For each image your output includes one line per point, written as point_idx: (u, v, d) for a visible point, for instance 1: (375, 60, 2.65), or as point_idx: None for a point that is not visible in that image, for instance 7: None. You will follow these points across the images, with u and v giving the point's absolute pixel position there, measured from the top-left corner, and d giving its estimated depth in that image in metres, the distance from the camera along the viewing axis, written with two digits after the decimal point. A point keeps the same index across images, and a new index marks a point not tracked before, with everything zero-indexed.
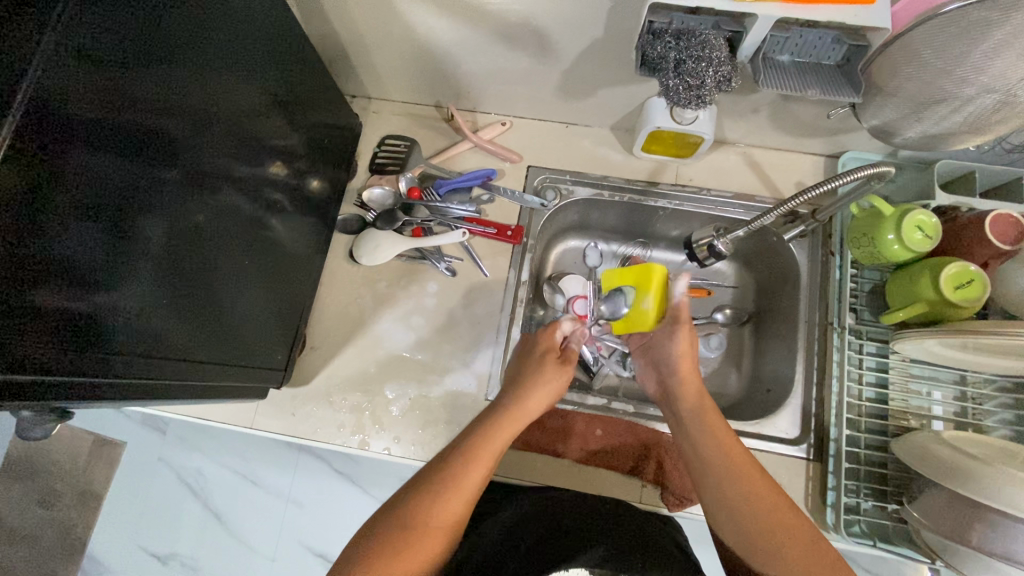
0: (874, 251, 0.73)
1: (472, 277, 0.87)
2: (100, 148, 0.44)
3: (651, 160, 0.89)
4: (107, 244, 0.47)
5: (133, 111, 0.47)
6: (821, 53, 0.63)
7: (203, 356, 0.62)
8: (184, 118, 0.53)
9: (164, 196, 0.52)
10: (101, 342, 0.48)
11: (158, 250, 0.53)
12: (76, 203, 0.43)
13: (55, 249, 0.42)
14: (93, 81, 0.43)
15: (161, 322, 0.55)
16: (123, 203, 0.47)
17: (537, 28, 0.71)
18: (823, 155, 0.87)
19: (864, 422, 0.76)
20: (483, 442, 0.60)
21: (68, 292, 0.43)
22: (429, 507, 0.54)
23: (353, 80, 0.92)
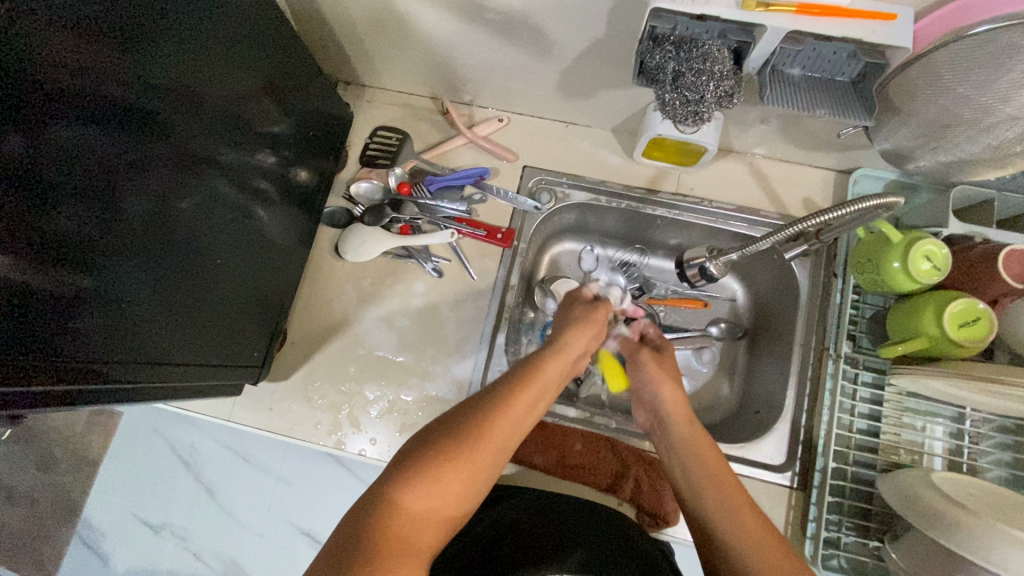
0: (878, 278, 0.70)
1: (459, 279, 0.85)
2: (79, 123, 0.42)
3: (652, 166, 0.85)
4: (82, 223, 0.45)
5: (118, 85, 0.45)
6: (835, 68, 0.58)
7: (176, 343, 0.60)
8: (169, 97, 0.51)
9: (143, 174, 0.50)
10: (68, 320, 0.45)
11: (137, 229, 0.51)
12: (50, 178, 0.41)
13: (29, 225, 0.40)
14: (78, 47, 0.41)
15: (137, 302, 0.53)
16: (97, 178, 0.45)
17: (535, 24, 0.67)
18: (835, 170, 0.83)
19: (853, 454, 0.73)
20: (532, 374, 0.58)
21: (35, 267, 0.41)
22: (454, 463, 0.50)
23: (347, 67, 0.88)
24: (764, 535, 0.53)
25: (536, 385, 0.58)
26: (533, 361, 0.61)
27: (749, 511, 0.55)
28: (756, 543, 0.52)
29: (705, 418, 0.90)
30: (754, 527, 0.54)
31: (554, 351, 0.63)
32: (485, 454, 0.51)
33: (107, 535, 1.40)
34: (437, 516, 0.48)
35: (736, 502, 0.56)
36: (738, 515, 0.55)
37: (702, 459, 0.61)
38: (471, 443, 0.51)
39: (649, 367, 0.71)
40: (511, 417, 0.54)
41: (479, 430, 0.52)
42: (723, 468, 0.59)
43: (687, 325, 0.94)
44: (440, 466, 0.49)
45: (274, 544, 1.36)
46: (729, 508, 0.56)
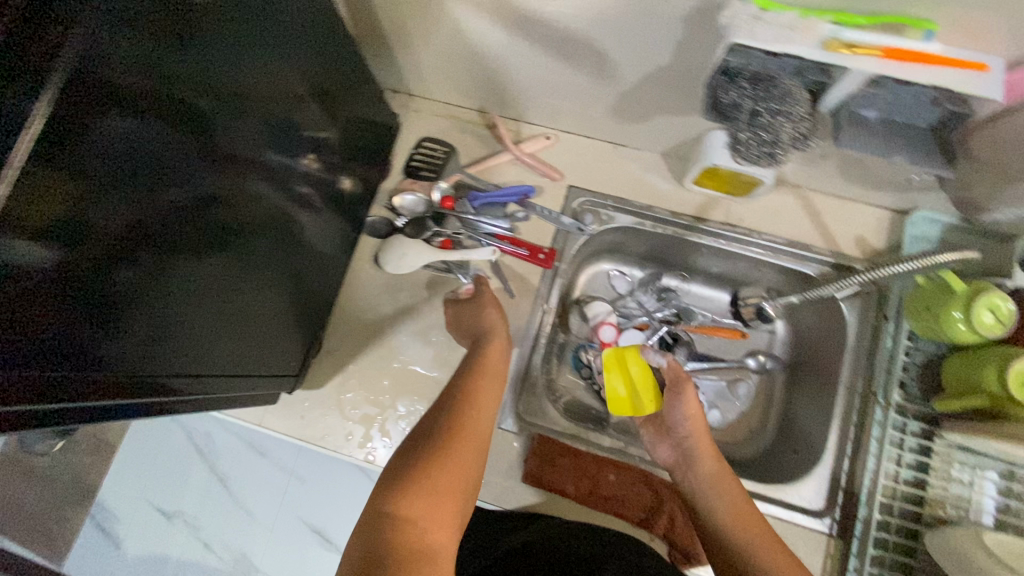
0: (936, 327, 0.68)
1: (498, 297, 0.84)
2: (145, 128, 0.40)
3: (700, 193, 0.84)
4: (143, 233, 0.42)
5: (180, 89, 0.43)
6: (913, 113, 0.55)
7: (216, 351, 0.58)
8: (223, 97, 0.48)
9: (199, 180, 0.48)
10: (121, 334, 0.43)
11: (192, 237, 0.48)
12: (115, 194, 0.39)
13: (90, 237, 0.38)
14: (140, 48, 0.38)
15: (188, 311, 0.51)
16: (159, 186, 0.43)
17: (597, 46, 0.65)
18: (890, 209, 0.80)
19: (898, 506, 0.70)
20: (481, 383, 0.68)
21: (95, 280, 0.39)
22: (435, 473, 0.55)
23: (396, 75, 0.88)
24: (768, 538, 0.61)
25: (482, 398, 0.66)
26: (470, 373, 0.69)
27: (752, 518, 0.64)
28: (756, 545, 0.61)
29: (737, 453, 0.88)
30: (754, 529, 0.63)
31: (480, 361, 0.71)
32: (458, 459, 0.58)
33: (121, 522, 1.39)
34: (442, 514, 0.53)
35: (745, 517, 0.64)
36: (745, 523, 0.63)
37: (726, 495, 0.67)
38: (446, 455, 0.57)
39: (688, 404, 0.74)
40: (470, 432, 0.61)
41: (448, 441, 0.59)
42: (746, 507, 0.65)
43: (724, 356, 0.92)
44: (429, 475, 0.55)
45: (284, 541, 1.35)
46: (746, 520, 0.64)
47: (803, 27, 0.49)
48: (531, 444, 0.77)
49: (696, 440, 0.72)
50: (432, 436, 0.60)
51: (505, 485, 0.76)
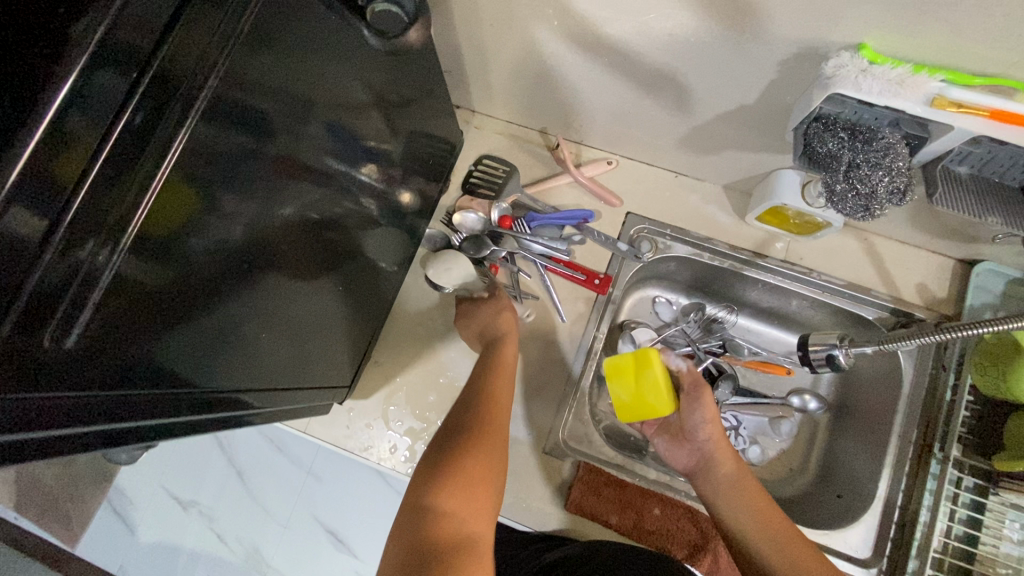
0: (1000, 384, 0.67)
1: (548, 319, 0.84)
2: (255, 147, 0.41)
3: (761, 229, 0.83)
4: (214, 250, 0.40)
5: (285, 110, 0.44)
6: (1006, 173, 0.55)
7: (274, 365, 0.56)
8: (296, 106, 0.46)
9: (268, 195, 0.45)
10: (192, 356, 0.42)
11: (259, 253, 0.47)
12: (225, 208, 0.40)
13: (161, 257, 0.36)
14: (213, 59, 0.36)
15: (252, 326, 0.49)
16: (232, 203, 0.41)
17: (679, 80, 0.65)
18: (954, 258, 0.79)
19: (949, 563, 0.69)
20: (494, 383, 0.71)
21: (168, 302, 0.37)
22: (461, 466, 0.59)
23: (460, 90, 0.88)
24: (786, 538, 0.62)
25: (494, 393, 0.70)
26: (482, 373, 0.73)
27: (771, 521, 0.64)
28: (772, 550, 0.62)
29: (777, 491, 0.87)
30: (768, 533, 0.63)
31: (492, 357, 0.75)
32: (481, 454, 0.61)
33: (136, 506, 1.40)
34: (473, 509, 0.55)
35: (765, 520, 0.64)
36: (763, 526, 0.64)
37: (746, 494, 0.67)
38: (467, 452, 0.61)
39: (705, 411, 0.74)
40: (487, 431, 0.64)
41: (466, 441, 0.62)
42: (766, 504, 0.66)
43: (769, 393, 0.91)
44: (455, 468, 0.58)
45: (293, 537, 1.34)
46: (765, 525, 0.64)
47: (910, 83, 0.48)
48: (578, 472, 0.76)
49: (713, 446, 0.72)
50: (451, 439, 0.63)
51: (549, 512, 0.76)
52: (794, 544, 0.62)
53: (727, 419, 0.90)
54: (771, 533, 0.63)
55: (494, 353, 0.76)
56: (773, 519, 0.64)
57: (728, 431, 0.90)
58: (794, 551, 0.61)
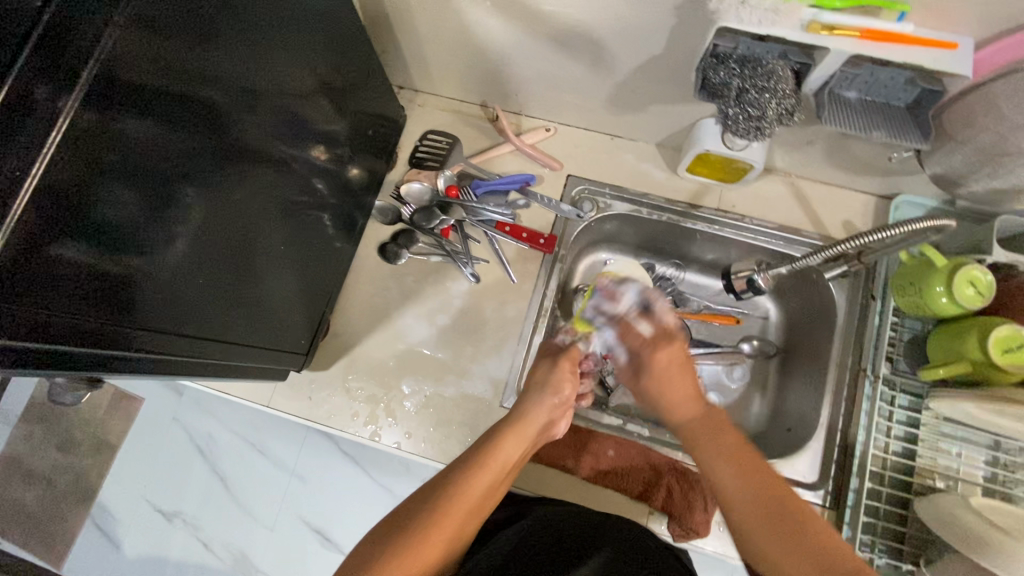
0: (919, 302, 0.71)
1: (500, 281, 0.87)
2: (162, 116, 0.45)
3: (694, 181, 0.88)
4: (150, 209, 0.46)
5: (199, 87, 0.48)
6: (890, 94, 0.60)
7: (222, 333, 0.61)
8: (236, 94, 0.53)
9: (206, 170, 0.51)
10: (128, 306, 0.47)
11: (197, 220, 0.52)
12: (132, 170, 0.43)
13: (98, 211, 0.41)
14: (152, 48, 0.43)
15: (193, 289, 0.54)
16: (167, 171, 0.46)
17: (596, 38, 0.69)
18: (875, 195, 0.84)
19: (888, 477, 0.73)
20: (506, 433, 0.60)
21: (103, 251, 0.42)
22: (413, 547, 0.50)
23: (402, 71, 0.92)
24: (768, 510, 0.49)
25: (490, 472, 0.57)
26: (488, 443, 0.59)
27: (750, 488, 0.50)
28: (753, 532, 0.49)
29: None
30: (750, 513, 0.50)
31: (504, 430, 0.61)
32: (447, 526, 0.52)
33: (121, 522, 1.24)
34: None
35: (748, 480, 0.51)
36: (742, 498, 0.50)
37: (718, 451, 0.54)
38: (428, 528, 0.51)
39: (662, 358, 0.63)
40: (468, 499, 0.54)
41: (438, 507, 0.53)
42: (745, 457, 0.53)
43: (720, 341, 0.95)
44: (409, 542, 0.50)
45: (284, 544, 1.21)
46: (747, 494, 0.50)
47: (785, 11, 0.52)
48: None
49: (674, 400, 0.60)
50: (422, 503, 0.53)
51: None
52: (786, 522, 0.48)
53: None
54: (753, 512, 0.50)
55: (524, 404, 0.64)
56: (759, 481, 0.51)
57: None
58: (779, 530, 0.48)
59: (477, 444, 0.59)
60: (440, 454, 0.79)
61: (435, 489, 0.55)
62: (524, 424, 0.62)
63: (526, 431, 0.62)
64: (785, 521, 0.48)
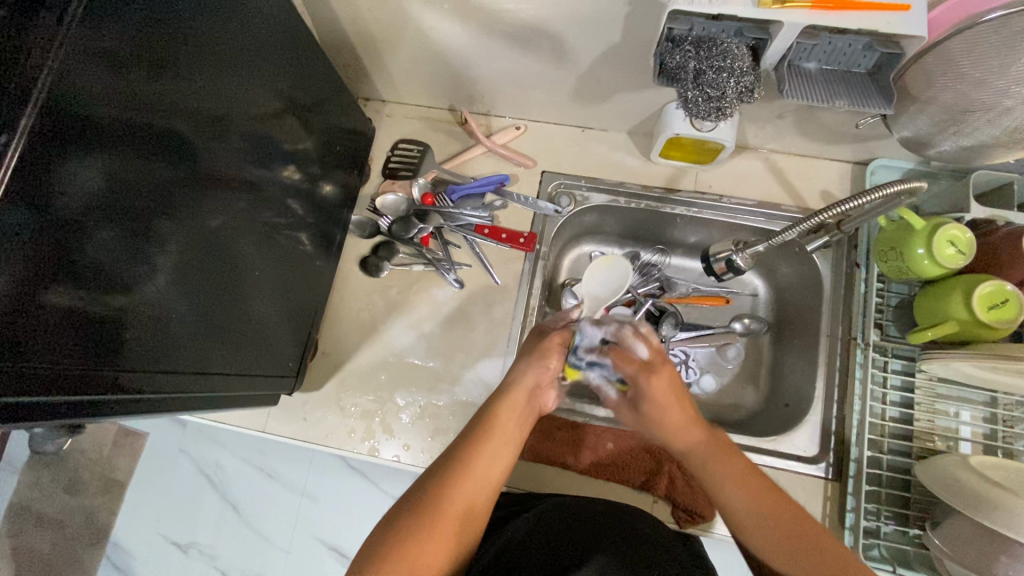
0: (902, 266, 0.70)
1: (484, 284, 0.87)
2: (114, 147, 0.43)
3: (668, 166, 0.87)
4: (122, 242, 0.46)
5: (151, 113, 0.47)
6: (850, 61, 0.60)
7: (213, 363, 0.61)
8: (201, 121, 0.53)
9: (177, 199, 0.51)
10: (112, 342, 0.47)
11: (172, 247, 0.52)
12: (87, 202, 0.42)
13: (66, 251, 0.41)
14: (107, 82, 0.42)
15: (177, 316, 0.54)
16: (135, 204, 0.46)
17: (552, 33, 0.69)
18: (850, 161, 0.84)
19: (887, 443, 0.73)
20: (504, 398, 0.60)
21: (80, 291, 0.43)
22: (427, 528, 0.50)
23: (368, 83, 0.92)
24: (786, 531, 0.52)
25: (493, 442, 0.56)
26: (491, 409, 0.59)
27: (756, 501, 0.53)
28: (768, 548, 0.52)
29: (734, 413, 0.90)
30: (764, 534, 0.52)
31: (503, 399, 0.60)
32: (457, 501, 0.52)
33: (139, 557, 1.24)
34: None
35: (760, 501, 0.53)
36: (754, 514, 0.53)
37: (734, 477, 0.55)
38: (439, 506, 0.51)
39: (656, 387, 0.57)
40: (478, 468, 0.54)
41: (448, 483, 0.53)
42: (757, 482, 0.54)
43: (711, 322, 0.94)
44: (424, 516, 0.50)
45: (300, 565, 1.20)
46: (760, 516, 0.53)
47: None
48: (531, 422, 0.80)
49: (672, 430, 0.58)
50: (434, 476, 0.54)
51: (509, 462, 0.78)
52: (807, 549, 0.51)
53: (675, 355, 0.92)
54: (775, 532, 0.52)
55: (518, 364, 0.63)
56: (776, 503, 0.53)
57: (678, 366, 0.91)
58: (791, 549, 0.51)
59: (479, 419, 0.59)
60: None
61: (444, 465, 0.55)
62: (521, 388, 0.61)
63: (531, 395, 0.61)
64: (801, 533, 0.51)
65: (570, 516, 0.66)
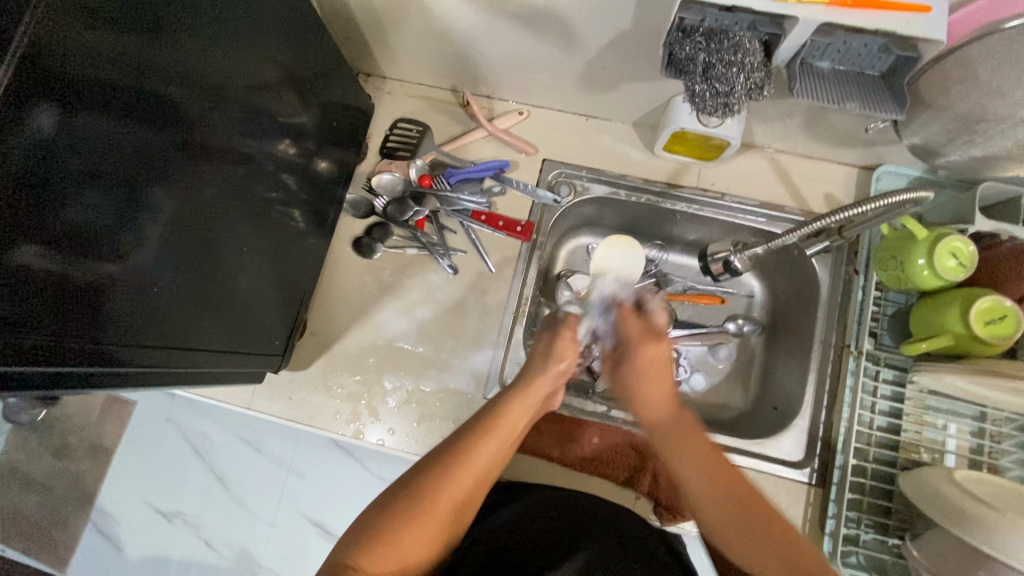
0: (901, 274, 0.69)
1: (477, 271, 0.86)
2: (100, 111, 0.42)
3: (672, 161, 0.86)
4: (108, 205, 0.44)
5: (139, 73, 0.44)
6: (865, 62, 0.58)
7: (196, 337, 0.60)
8: (194, 87, 0.51)
9: (167, 166, 0.50)
10: (94, 307, 0.45)
11: (161, 215, 0.50)
12: (68, 165, 0.40)
13: (48, 212, 0.39)
14: (96, 40, 0.40)
15: (158, 289, 0.52)
16: (120, 170, 0.44)
17: (560, 17, 0.67)
18: (857, 166, 0.83)
19: (873, 452, 0.73)
20: (511, 399, 0.56)
21: (61, 254, 0.41)
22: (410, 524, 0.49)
23: (369, 58, 0.89)
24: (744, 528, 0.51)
25: (492, 442, 0.52)
26: (493, 409, 0.55)
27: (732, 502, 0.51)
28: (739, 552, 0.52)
29: (723, 413, 0.89)
30: (723, 522, 0.52)
31: (514, 401, 0.56)
32: (438, 513, 0.49)
33: (125, 523, 1.24)
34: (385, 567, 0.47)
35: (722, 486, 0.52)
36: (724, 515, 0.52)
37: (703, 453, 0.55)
38: (428, 502, 0.49)
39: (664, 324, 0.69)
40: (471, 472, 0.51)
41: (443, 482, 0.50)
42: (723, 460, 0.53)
43: (705, 321, 0.93)
44: (414, 513, 0.49)
45: (283, 538, 1.21)
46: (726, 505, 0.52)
47: None
48: None
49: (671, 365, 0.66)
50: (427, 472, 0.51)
51: None
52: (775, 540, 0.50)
53: None
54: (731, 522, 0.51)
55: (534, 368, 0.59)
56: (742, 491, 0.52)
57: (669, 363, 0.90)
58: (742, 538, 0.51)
59: (479, 418, 0.54)
60: (423, 449, 0.78)
61: (438, 462, 0.51)
62: (532, 391, 0.57)
63: (533, 399, 0.57)
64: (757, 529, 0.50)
65: (549, 514, 0.65)
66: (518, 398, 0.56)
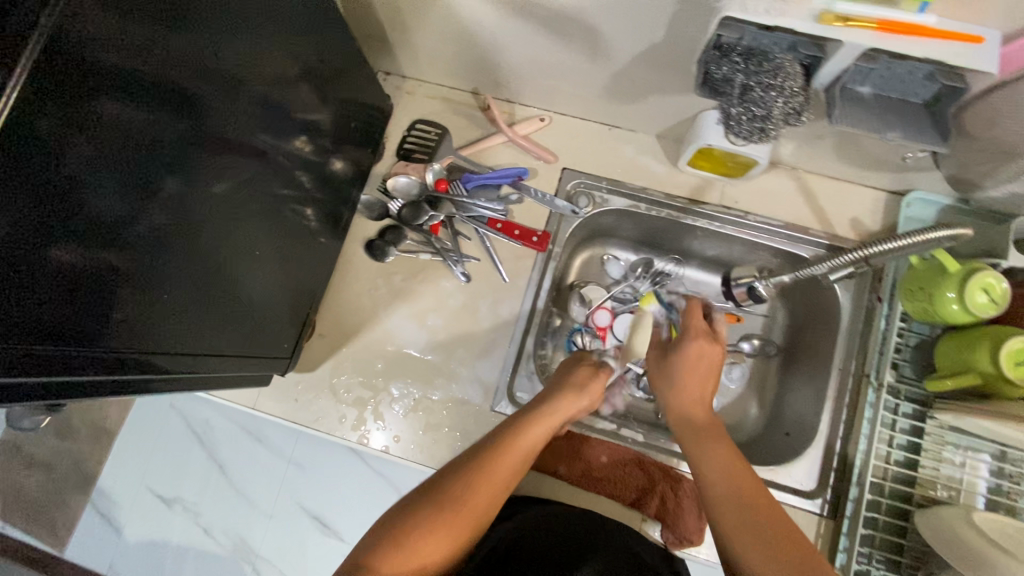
0: (929, 307, 0.67)
1: (491, 279, 0.84)
2: (123, 104, 0.40)
3: (695, 176, 0.84)
4: (128, 199, 0.43)
5: (164, 66, 0.43)
6: (908, 89, 0.55)
7: (207, 336, 0.58)
8: (216, 81, 0.49)
9: (188, 161, 0.48)
10: (109, 302, 0.44)
11: (179, 211, 0.49)
12: (87, 159, 0.39)
13: (65, 207, 0.38)
14: (123, 30, 0.39)
15: (175, 287, 0.51)
16: (142, 164, 0.43)
17: (590, 25, 0.64)
18: (886, 190, 0.80)
19: (888, 487, 0.71)
20: (528, 421, 0.61)
21: (76, 249, 0.40)
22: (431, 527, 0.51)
23: (390, 56, 0.87)
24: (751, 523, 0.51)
25: (508, 459, 0.57)
26: (511, 429, 0.60)
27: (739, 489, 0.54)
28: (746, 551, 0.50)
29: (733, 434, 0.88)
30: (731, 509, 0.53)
31: (534, 425, 0.61)
32: (459, 518, 0.52)
33: (123, 505, 1.22)
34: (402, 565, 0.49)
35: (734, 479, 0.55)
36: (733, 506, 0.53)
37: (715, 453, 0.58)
38: (450, 507, 0.52)
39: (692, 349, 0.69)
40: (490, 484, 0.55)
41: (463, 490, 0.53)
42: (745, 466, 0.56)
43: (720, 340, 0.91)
44: (435, 518, 0.51)
45: (281, 531, 1.20)
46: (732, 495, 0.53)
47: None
48: None
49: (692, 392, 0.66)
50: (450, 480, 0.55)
51: None
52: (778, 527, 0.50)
53: None
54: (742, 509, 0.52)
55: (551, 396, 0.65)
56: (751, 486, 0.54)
57: None
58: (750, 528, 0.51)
59: (498, 435, 0.59)
60: (429, 458, 0.77)
61: (459, 471, 0.55)
62: (549, 418, 0.62)
63: (548, 426, 0.62)
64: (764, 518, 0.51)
65: (554, 531, 0.64)
66: (535, 422, 0.61)
